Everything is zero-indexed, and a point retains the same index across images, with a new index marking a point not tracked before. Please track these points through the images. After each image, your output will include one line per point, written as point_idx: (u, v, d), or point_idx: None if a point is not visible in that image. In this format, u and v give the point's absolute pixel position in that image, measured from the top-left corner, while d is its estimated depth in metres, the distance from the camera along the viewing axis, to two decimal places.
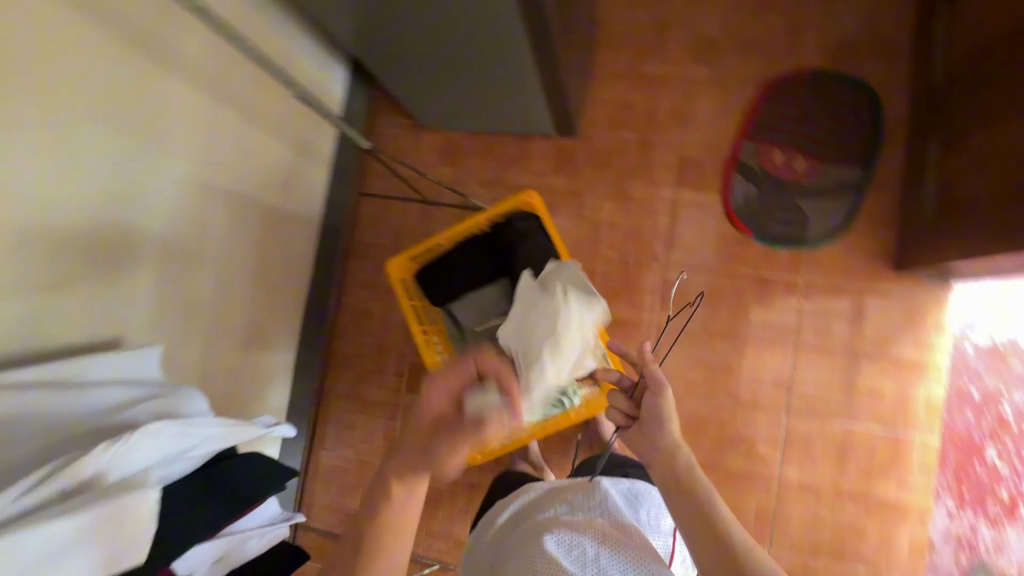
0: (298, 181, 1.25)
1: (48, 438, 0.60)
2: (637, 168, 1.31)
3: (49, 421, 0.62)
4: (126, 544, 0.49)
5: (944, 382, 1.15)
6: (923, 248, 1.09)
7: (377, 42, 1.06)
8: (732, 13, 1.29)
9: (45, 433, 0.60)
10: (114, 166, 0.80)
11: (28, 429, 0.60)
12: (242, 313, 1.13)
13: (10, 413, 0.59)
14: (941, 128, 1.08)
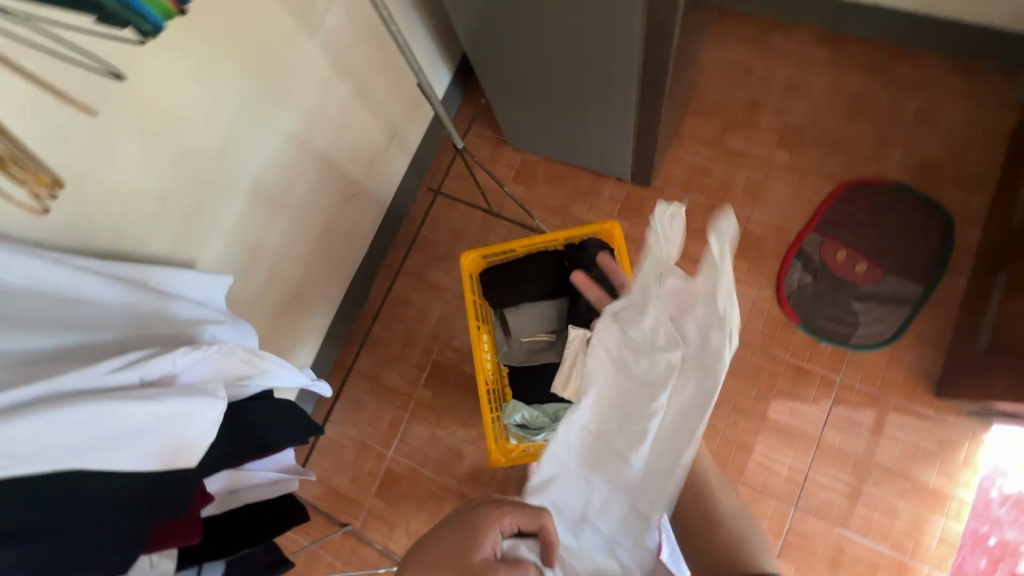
0: (381, 162, 1.30)
1: (124, 333, 0.63)
2: (700, 231, 1.33)
3: (129, 317, 0.65)
4: (187, 442, 0.52)
5: (964, 518, 1.13)
6: (969, 379, 1.08)
7: (486, 54, 1.12)
8: (825, 109, 1.33)
9: (122, 328, 0.63)
10: (236, 104, 0.86)
11: (110, 320, 0.63)
12: (298, 271, 1.17)
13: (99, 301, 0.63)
14: (1011, 265, 1.07)
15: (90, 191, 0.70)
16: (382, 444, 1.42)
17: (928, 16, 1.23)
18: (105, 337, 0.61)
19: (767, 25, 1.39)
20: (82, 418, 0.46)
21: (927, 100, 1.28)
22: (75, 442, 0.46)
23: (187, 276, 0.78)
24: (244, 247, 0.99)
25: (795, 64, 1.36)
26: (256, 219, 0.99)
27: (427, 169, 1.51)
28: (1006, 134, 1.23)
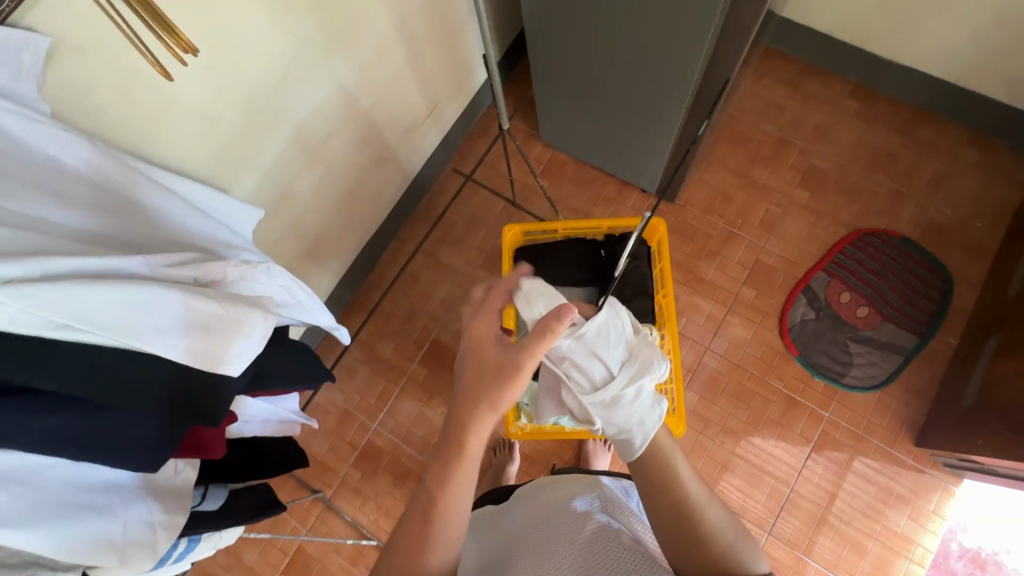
0: (418, 133, 1.29)
1: (165, 244, 0.61)
2: (714, 253, 1.36)
3: (171, 229, 0.63)
4: (241, 348, 0.50)
5: (926, 566, 1.17)
6: (950, 431, 1.12)
7: (544, 43, 1.13)
8: (849, 158, 1.38)
9: (164, 239, 0.61)
10: (301, 43, 0.85)
11: (153, 228, 0.61)
12: (319, 226, 1.14)
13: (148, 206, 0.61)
14: (1003, 329, 1.12)
15: (145, 94, 0.67)
16: (367, 416, 1.39)
17: (957, 87, 1.30)
18: (147, 242, 0.59)
19: (805, 70, 1.45)
20: (147, 300, 0.44)
21: (943, 166, 1.34)
22: (134, 322, 0.43)
23: (226, 203, 0.75)
24: (275, 190, 0.96)
25: (826, 111, 1.42)
26: (291, 164, 0.97)
27: (457, 150, 1.51)
28: (1012, 210, 1.29)
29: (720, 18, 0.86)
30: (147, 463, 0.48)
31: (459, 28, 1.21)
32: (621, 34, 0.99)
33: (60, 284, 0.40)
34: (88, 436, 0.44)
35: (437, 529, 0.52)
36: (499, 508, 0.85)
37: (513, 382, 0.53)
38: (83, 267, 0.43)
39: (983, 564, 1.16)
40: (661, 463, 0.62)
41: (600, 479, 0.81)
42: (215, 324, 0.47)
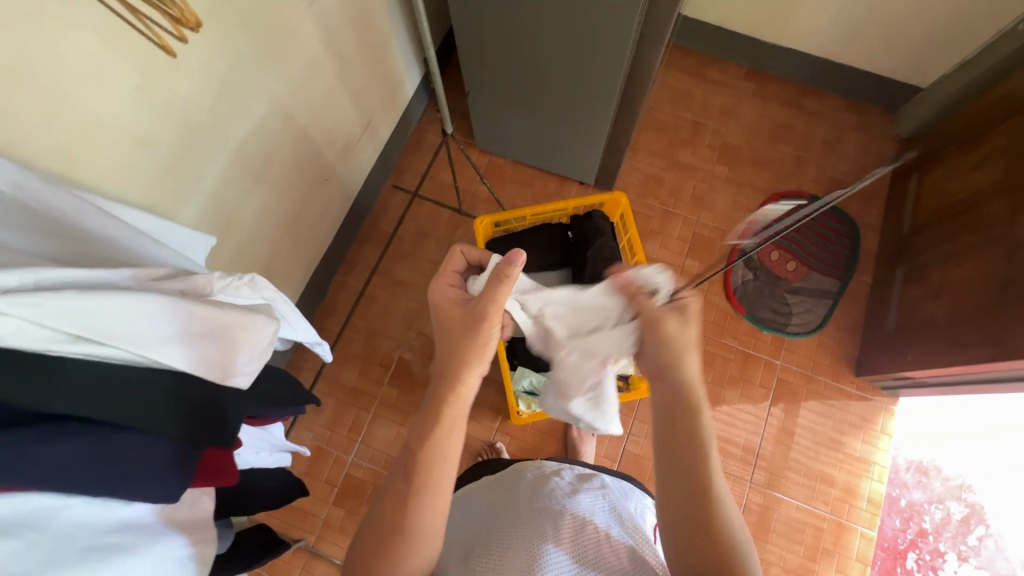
0: (354, 150, 1.27)
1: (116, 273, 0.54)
2: (656, 233, 1.45)
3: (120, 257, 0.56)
4: (245, 358, 0.47)
5: (885, 481, 1.30)
6: (883, 356, 1.27)
7: (475, 52, 1.16)
8: (754, 132, 1.54)
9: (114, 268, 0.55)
10: (234, 60, 0.82)
11: (101, 256, 0.54)
12: (266, 254, 1.08)
13: (92, 235, 0.55)
14: (908, 261, 1.29)
15: (70, 119, 0.61)
16: (341, 449, 1.31)
17: (831, 61, 1.50)
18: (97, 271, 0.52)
19: (703, 59, 1.60)
20: (143, 308, 0.41)
21: (831, 130, 1.53)
22: (145, 331, 0.41)
23: (171, 229, 0.67)
24: (217, 216, 0.91)
25: (728, 93, 1.57)
26: (233, 188, 0.92)
27: (394, 165, 1.50)
28: (891, 160, 1.50)
29: (637, 23, 0.93)
30: (168, 489, 0.44)
31: (386, 41, 1.21)
32: (546, 41, 1.04)
33: (62, 291, 0.37)
34: (104, 460, 0.40)
35: (420, 483, 0.56)
36: (499, 476, 0.86)
37: (484, 327, 0.62)
38: (75, 279, 0.40)
39: (925, 470, 1.32)
40: (694, 443, 0.58)
41: (601, 475, 0.83)
42: (224, 332, 0.46)
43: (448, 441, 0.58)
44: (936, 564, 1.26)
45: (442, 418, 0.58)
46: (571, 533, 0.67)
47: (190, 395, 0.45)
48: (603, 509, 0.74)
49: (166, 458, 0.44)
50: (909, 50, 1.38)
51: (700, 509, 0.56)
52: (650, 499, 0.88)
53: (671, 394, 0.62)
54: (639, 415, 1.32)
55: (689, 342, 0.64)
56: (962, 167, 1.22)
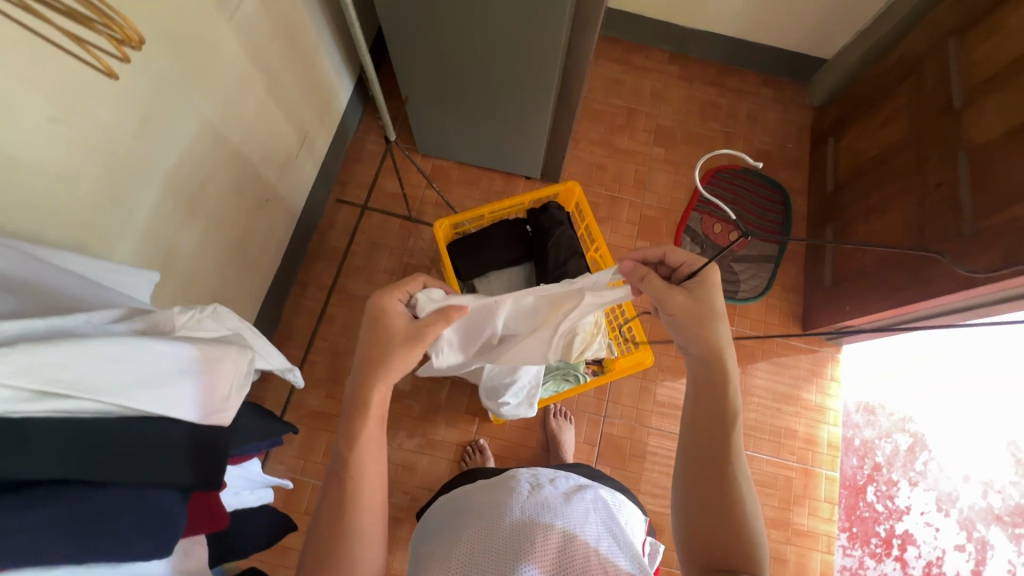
0: (292, 166, 1.22)
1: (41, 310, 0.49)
2: (606, 218, 1.50)
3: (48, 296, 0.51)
4: (225, 392, 0.46)
5: (839, 424, 1.40)
6: (824, 310, 1.37)
7: (409, 57, 1.14)
8: (684, 113, 1.61)
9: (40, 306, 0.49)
10: (154, 80, 0.76)
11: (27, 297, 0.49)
12: (210, 283, 1.01)
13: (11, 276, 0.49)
14: (836, 219, 1.40)
15: None
16: (317, 477, 1.25)
17: (745, 41, 1.59)
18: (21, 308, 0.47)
19: (629, 47, 1.66)
20: (114, 353, 0.38)
21: (753, 105, 1.63)
22: (114, 377, 0.38)
23: (100, 266, 0.62)
24: (155, 250, 0.85)
25: (656, 78, 1.64)
26: (169, 218, 0.86)
27: (335, 179, 1.46)
28: (808, 128, 1.61)
29: (567, 18, 0.95)
30: (155, 544, 0.41)
31: (313, 50, 1.16)
32: (481, 42, 1.04)
33: (15, 346, 0.34)
34: (86, 519, 0.37)
35: (353, 492, 0.57)
36: (484, 482, 0.83)
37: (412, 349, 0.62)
38: (26, 331, 0.37)
39: (872, 409, 1.44)
40: (723, 417, 0.62)
41: (595, 486, 0.81)
42: (202, 369, 0.44)
43: (371, 445, 0.59)
44: (892, 493, 1.38)
45: (360, 424, 0.59)
46: (558, 546, 0.64)
47: (170, 438, 0.43)
48: (594, 521, 0.71)
49: (145, 513, 0.41)
50: (812, 25, 1.49)
51: (715, 480, 0.60)
52: (639, 517, 0.84)
53: (698, 361, 0.66)
54: (612, 397, 1.35)
55: (711, 311, 0.65)
56: (872, 127, 1.33)
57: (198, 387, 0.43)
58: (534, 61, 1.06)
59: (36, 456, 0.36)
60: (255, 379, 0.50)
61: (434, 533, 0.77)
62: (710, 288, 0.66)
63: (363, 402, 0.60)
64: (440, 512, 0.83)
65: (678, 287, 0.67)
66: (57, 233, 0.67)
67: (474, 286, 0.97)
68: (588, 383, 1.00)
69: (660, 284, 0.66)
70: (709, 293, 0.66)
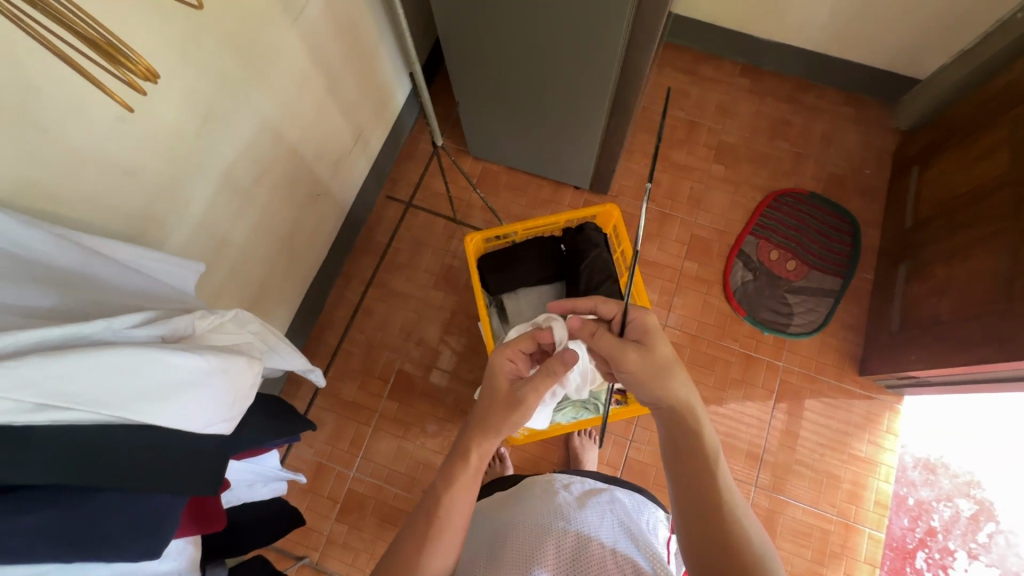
0: (346, 162, 1.26)
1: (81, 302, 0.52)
2: (654, 235, 1.44)
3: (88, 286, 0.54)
4: (230, 399, 0.49)
5: (891, 481, 1.28)
6: (886, 355, 1.26)
7: (465, 60, 1.14)
8: (749, 129, 1.52)
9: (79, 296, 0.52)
10: (214, 84, 0.80)
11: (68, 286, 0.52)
12: (257, 271, 1.06)
13: (57, 267, 0.52)
14: (910, 258, 1.28)
15: (44, 151, 0.60)
16: (342, 465, 1.30)
17: (827, 55, 1.47)
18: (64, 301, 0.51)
19: (698, 57, 1.58)
20: (128, 365, 0.42)
21: (829, 125, 1.51)
22: (117, 390, 0.42)
23: (148, 258, 0.64)
24: (208, 240, 0.90)
25: (723, 91, 1.55)
26: (222, 210, 0.91)
27: (387, 175, 1.49)
28: (890, 154, 1.48)
29: (624, 32, 0.92)
30: (148, 546, 0.45)
31: (374, 50, 1.18)
32: (536, 51, 1.03)
33: (25, 359, 0.37)
34: (86, 524, 0.41)
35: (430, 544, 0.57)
36: (504, 493, 0.82)
37: (519, 413, 0.63)
38: (40, 341, 0.40)
39: (933, 468, 1.30)
40: (706, 464, 0.59)
41: (610, 489, 0.79)
42: (209, 380, 0.47)
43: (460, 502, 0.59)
44: (946, 563, 1.25)
45: (457, 476, 0.60)
46: (571, 553, 0.63)
47: (167, 447, 0.46)
48: (611, 525, 0.69)
49: (142, 517, 0.45)
50: (907, 42, 1.36)
51: (718, 534, 0.56)
52: (660, 515, 0.82)
53: (670, 416, 0.64)
54: (641, 422, 1.31)
55: (664, 363, 0.64)
56: (964, 160, 1.20)
57: (205, 396, 0.47)
58: (589, 71, 1.03)
59: (35, 462, 0.39)
60: (259, 388, 0.53)
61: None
62: (658, 341, 0.66)
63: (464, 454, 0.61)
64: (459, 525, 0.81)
65: (631, 342, 0.66)
66: (113, 220, 0.72)
67: (503, 300, 1.02)
68: (608, 414, 0.98)
69: (615, 342, 0.66)
70: (658, 342, 0.66)
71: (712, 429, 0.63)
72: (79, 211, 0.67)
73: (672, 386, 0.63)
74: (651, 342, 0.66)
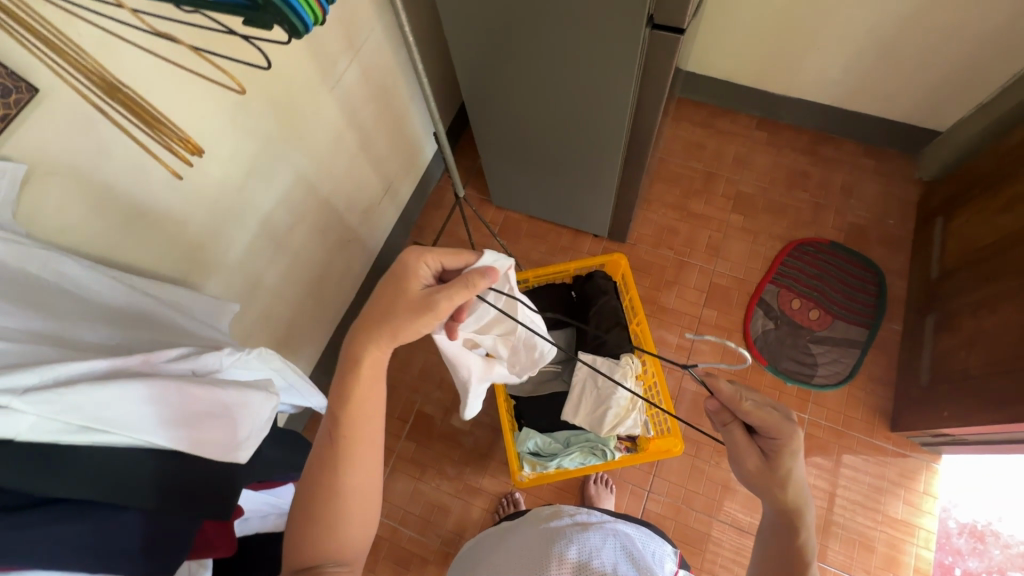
0: (375, 212, 1.34)
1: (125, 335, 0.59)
2: (672, 283, 1.46)
3: (132, 320, 0.61)
4: (247, 432, 0.54)
5: (932, 547, 1.20)
6: (918, 410, 1.21)
7: (487, 118, 1.22)
8: (767, 180, 1.54)
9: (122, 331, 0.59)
10: (257, 145, 0.89)
11: (115, 321, 0.59)
12: (286, 311, 1.12)
13: (108, 304, 0.60)
14: (938, 309, 1.24)
15: (107, 205, 0.69)
16: None
17: (843, 109, 1.50)
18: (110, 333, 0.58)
19: (714, 111, 1.64)
20: (158, 396, 0.48)
21: (849, 175, 1.52)
22: (145, 417, 0.47)
23: (187, 297, 0.71)
24: (243, 282, 0.98)
25: (739, 143, 1.59)
26: (258, 255, 0.99)
27: (414, 223, 1.57)
28: (914, 205, 1.47)
29: (632, 93, 0.98)
30: (155, 565, 0.48)
31: (404, 110, 1.29)
32: (551, 111, 1.11)
33: (72, 387, 0.43)
34: (106, 540, 0.45)
35: (345, 455, 0.59)
36: (509, 522, 0.80)
37: (427, 319, 0.61)
38: (86, 371, 0.46)
39: (980, 535, 1.21)
40: (797, 553, 0.66)
41: (616, 518, 0.76)
42: (228, 413, 0.53)
43: (362, 411, 0.60)
44: None
45: (355, 388, 0.60)
46: (573, 567, 0.63)
47: (179, 471, 0.50)
48: (612, 546, 0.68)
49: (153, 535, 0.48)
50: (923, 96, 1.38)
51: None
52: (668, 549, 0.76)
53: (773, 519, 0.69)
54: (659, 472, 1.28)
55: (787, 476, 0.67)
56: (988, 212, 1.18)
57: (223, 430, 0.52)
58: (602, 128, 1.09)
59: (72, 478, 0.43)
60: (276, 422, 0.58)
61: (465, 562, 0.76)
62: (789, 458, 0.67)
63: (356, 361, 0.60)
64: (466, 551, 0.80)
65: (756, 445, 0.70)
66: (158, 265, 0.79)
67: None
68: (616, 460, 0.98)
69: (744, 441, 0.70)
70: (785, 456, 0.67)
71: (813, 521, 0.68)
72: (129, 256, 0.74)
73: (791, 475, 0.67)
74: (774, 442, 0.68)
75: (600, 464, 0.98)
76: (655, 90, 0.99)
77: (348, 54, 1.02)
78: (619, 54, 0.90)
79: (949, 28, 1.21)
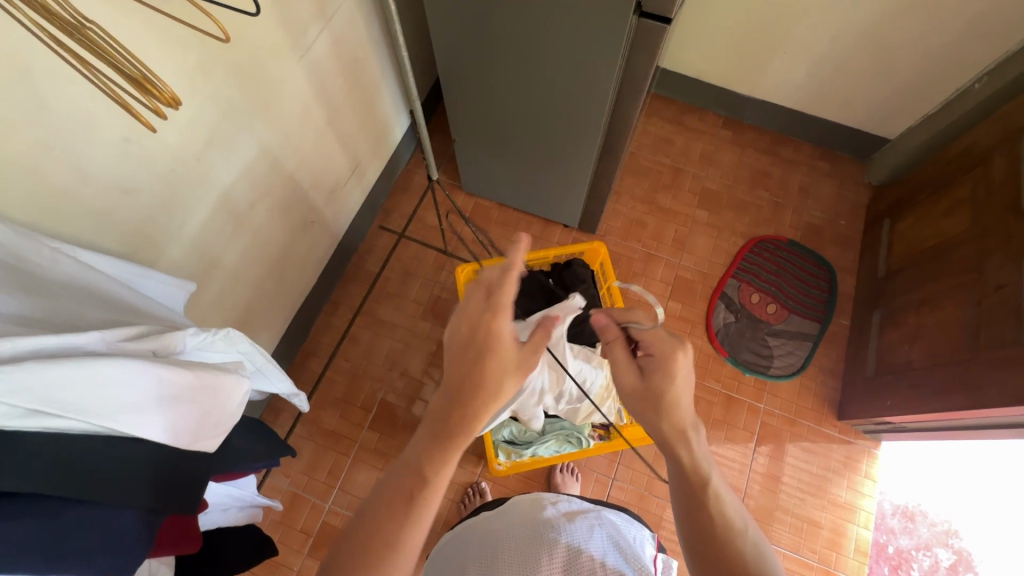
0: (341, 194, 1.28)
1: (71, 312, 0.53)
2: (640, 274, 1.48)
3: (79, 297, 0.55)
4: (210, 420, 0.51)
5: (870, 527, 1.29)
6: (863, 399, 1.28)
7: (463, 100, 1.19)
8: (731, 178, 1.59)
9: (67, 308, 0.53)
10: (218, 113, 0.82)
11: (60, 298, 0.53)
12: (243, 293, 1.06)
13: (52, 280, 0.54)
14: (885, 305, 1.32)
15: (47, 167, 0.61)
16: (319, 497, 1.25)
17: (803, 113, 1.57)
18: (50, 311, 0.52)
19: (683, 108, 1.67)
20: (120, 377, 0.44)
21: (806, 177, 1.59)
22: (104, 400, 0.43)
23: (141, 275, 0.65)
24: (200, 260, 0.91)
25: (707, 141, 1.63)
26: (216, 233, 0.92)
27: (380, 207, 1.51)
28: (864, 207, 1.55)
29: (613, 83, 0.98)
30: (125, 562, 0.45)
31: (375, 87, 1.23)
32: (530, 97, 1.09)
33: (22, 366, 0.38)
34: (64, 536, 0.41)
35: (418, 511, 0.54)
36: (488, 514, 0.79)
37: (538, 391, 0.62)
38: (35, 349, 0.41)
39: (911, 515, 1.31)
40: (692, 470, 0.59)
41: (597, 507, 0.77)
42: (193, 396, 0.49)
43: (447, 472, 0.55)
44: None
45: (451, 449, 0.55)
46: (562, 566, 0.61)
47: (132, 459, 0.46)
48: (600, 536, 0.68)
49: (122, 531, 0.45)
50: (875, 105, 1.46)
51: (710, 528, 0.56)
52: (646, 533, 0.78)
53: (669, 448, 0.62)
54: (624, 459, 1.30)
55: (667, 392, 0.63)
56: (930, 215, 1.27)
57: (186, 416, 0.49)
58: (581, 117, 1.09)
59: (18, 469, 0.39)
60: (244, 407, 0.55)
61: (444, 562, 0.73)
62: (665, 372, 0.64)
63: (467, 427, 0.56)
64: (444, 550, 0.78)
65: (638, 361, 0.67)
66: (102, 236, 0.72)
67: None
68: (591, 448, 1.00)
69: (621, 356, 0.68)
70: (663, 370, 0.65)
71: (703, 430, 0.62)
72: (70, 227, 0.67)
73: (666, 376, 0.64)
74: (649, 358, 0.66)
75: (575, 452, 1.00)
76: (634, 82, 0.99)
77: (320, 22, 0.96)
78: (602, 41, 0.90)
79: (904, 41, 1.28)
